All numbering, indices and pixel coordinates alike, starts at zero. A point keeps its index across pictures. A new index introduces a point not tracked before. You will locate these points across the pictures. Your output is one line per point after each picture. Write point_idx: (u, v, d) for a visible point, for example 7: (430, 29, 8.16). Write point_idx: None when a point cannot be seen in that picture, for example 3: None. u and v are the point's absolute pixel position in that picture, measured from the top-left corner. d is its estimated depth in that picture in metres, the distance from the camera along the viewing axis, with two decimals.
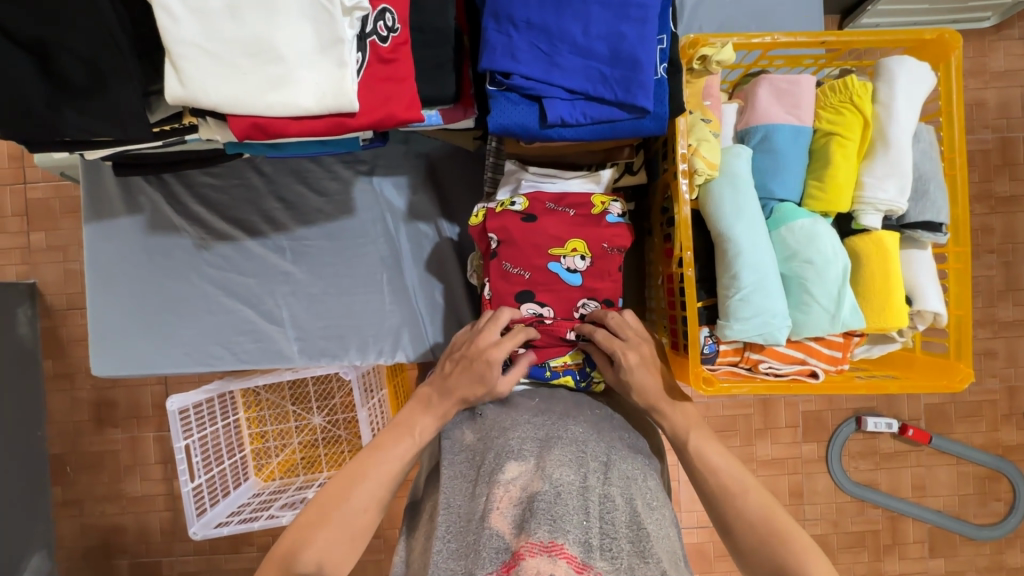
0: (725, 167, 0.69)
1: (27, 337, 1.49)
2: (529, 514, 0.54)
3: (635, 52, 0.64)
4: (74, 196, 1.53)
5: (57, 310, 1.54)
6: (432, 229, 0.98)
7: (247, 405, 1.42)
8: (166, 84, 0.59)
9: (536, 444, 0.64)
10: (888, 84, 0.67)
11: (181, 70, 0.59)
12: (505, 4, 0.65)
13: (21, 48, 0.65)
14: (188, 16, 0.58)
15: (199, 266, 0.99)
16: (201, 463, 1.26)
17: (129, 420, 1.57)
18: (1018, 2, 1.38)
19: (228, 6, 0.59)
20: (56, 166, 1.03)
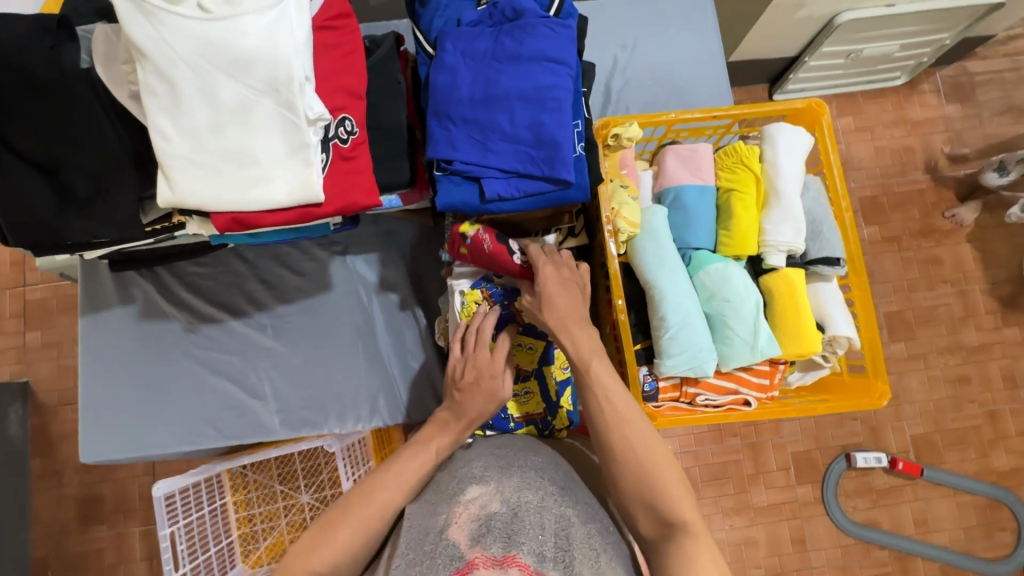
0: (646, 224, 0.79)
1: (16, 437, 1.53)
2: (485, 529, 0.58)
3: (554, 135, 0.75)
4: (70, 294, 1.62)
5: (48, 407, 1.58)
6: (402, 298, 1.07)
7: (234, 487, 1.43)
8: (158, 190, 0.70)
9: (497, 470, 0.69)
10: (772, 145, 0.79)
11: (172, 179, 0.70)
12: (443, 105, 0.78)
13: (33, 169, 0.76)
14: (177, 134, 0.70)
15: (186, 349, 1.06)
16: (186, 551, 1.26)
17: (116, 515, 1.56)
18: (920, 61, 1.60)
19: (211, 125, 0.70)
20: (54, 268, 1.12)
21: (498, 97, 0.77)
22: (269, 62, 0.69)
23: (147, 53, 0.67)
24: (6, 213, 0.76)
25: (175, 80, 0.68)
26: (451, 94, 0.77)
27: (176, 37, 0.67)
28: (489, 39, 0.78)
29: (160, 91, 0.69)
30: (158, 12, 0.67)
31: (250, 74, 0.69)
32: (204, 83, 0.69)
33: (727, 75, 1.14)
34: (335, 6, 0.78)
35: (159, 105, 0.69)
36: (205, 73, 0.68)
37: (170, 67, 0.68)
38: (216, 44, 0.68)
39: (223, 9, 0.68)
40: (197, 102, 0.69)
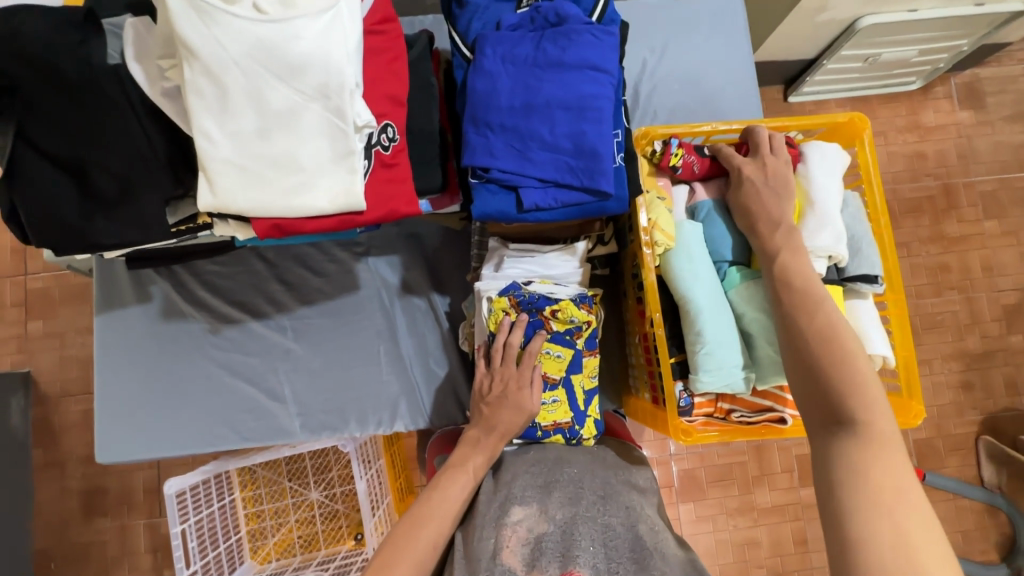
0: (681, 241, 0.79)
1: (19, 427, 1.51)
2: (537, 551, 0.63)
3: (595, 146, 0.74)
4: (74, 284, 1.60)
5: (51, 397, 1.56)
6: (425, 302, 1.06)
7: (242, 484, 1.43)
8: (199, 194, 0.68)
9: (537, 488, 0.70)
10: (808, 161, 0.79)
11: (214, 182, 0.68)
12: (481, 111, 0.76)
13: (58, 168, 0.74)
14: (222, 137, 0.68)
15: (204, 350, 1.04)
16: (198, 548, 1.24)
17: (120, 507, 1.55)
18: (937, 66, 1.59)
19: (258, 128, 0.68)
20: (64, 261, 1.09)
21: (538, 105, 0.75)
22: (321, 67, 0.67)
23: (197, 52, 0.65)
24: (30, 214, 0.74)
25: (223, 80, 0.66)
26: (491, 100, 0.76)
27: (228, 38, 0.65)
28: (530, 45, 0.76)
29: (206, 90, 0.67)
30: (211, 10, 0.65)
31: (301, 79, 0.68)
32: (253, 84, 0.67)
33: (755, 81, 1.13)
34: (380, 10, 0.76)
35: (204, 106, 0.67)
36: (255, 75, 0.67)
37: (219, 67, 0.66)
38: (268, 46, 0.66)
39: (277, 11, 0.67)
40: (244, 104, 0.67)
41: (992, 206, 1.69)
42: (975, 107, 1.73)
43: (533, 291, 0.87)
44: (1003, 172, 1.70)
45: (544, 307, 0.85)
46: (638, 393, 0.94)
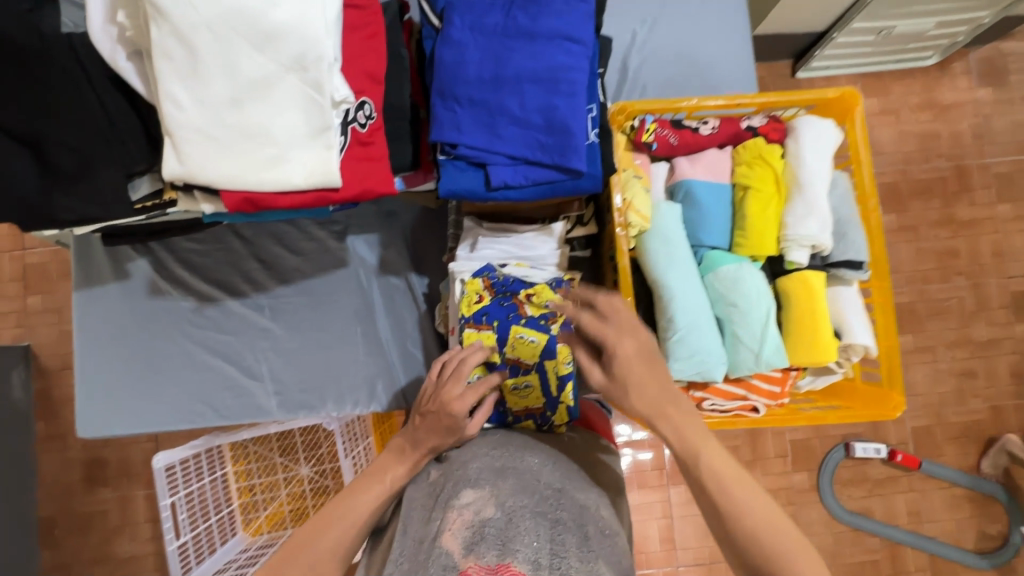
0: (656, 222, 0.75)
1: (22, 400, 1.55)
2: (478, 536, 0.58)
3: (567, 121, 0.71)
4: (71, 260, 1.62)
5: (51, 370, 1.59)
6: (403, 282, 1.04)
7: (235, 458, 1.46)
8: (165, 162, 0.65)
9: (493, 473, 0.68)
10: (795, 138, 0.75)
11: (183, 151, 0.65)
12: (449, 85, 0.73)
13: (16, 141, 0.72)
14: (190, 104, 0.65)
15: (182, 327, 1.04)
16: (188, 520, 1.27)
17: (120, 479, 1.59)
18: (955, 41, 1.50)
19: (230, 97, 0.65)
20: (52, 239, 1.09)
21: (507, 78, 0.72)
22: (299, 36, 0.65)
23: (168, 13, 0.62)
24: None
25: (194, 43, 0.63)
26: (458, 72, 0.72)
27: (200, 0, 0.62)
28: (500, 14, 0.72)
29: (175, 52, 0.63)
30: None
31: (277, 48, 0.65)
32: (226, 50, 0.64)
33: (751, 56, 1.08)
34: None
35: (172, 70, 0.64)
36: (228, 42, 0.64)
37: (189, 30, 0.63)
38: (243, 11, 0.63)
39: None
40: (217, 70, 0.64)
41: (1006, 188, 1.62)
42: (994, 83, 1.64)
43: (508, 274, 0.86)
44: (1020, 153, 1.62)
45: (519, 291, 0.84)
46: None
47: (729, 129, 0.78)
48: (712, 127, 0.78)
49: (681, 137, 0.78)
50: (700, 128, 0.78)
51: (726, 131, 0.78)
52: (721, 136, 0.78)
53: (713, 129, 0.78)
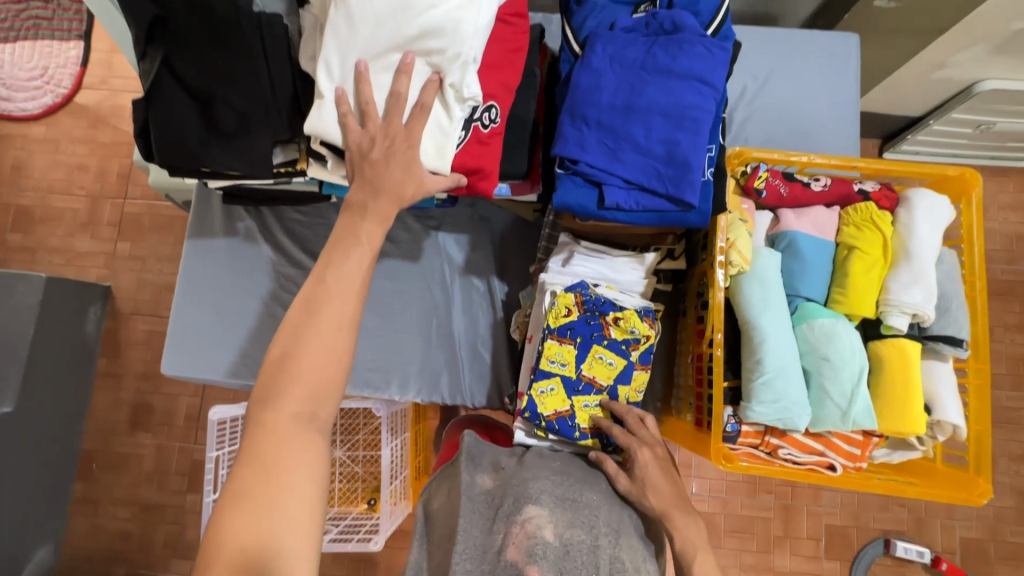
0: (757, 265, 0.77)
1: (92, 334, 1.73)
2: (542, 554, 0.60)
3: (688, 155, 0.75)
4: (163, 216, 1.84)
5: (123, 313, 1.79)
6: (484, 285, 1.09)
7: None
8: (312, 124, 0.73)
9: (554, 498, 0.70)
10: (908, 208, 0.76)
11: (321, 113, 0.73)
12: (581, 106, 0.78)
13: (188, 94, 0.81)
14: (341, 72, 0.72)
15: (274, 290, 1.11)
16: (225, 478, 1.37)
17: (161, 426, 1.74)
18: None
19: (375, 75, 0.73)
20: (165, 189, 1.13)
21: (639, 107, 0.76)
22: (445, 35, 0.71)
23: None
24: (162, 143, 0.82)
25: (360, 24, 0.70)
26: (592, 96, 0.78)
27: None
28: (641, 48, 0.77)
29: (342, 27, 0.71)
30: None
31: (426, 42, 0.72)
32: (383, 35, 0.71)
33: (858, 128, 1.10)
34: (516, 4, 0.80)
35: (334, 42, 0.71)
36: (387, 27, 0.70)
37: (359, 11, 0.70)
38: (408, 4, 0.70)
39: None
40: (371, 50, 0.71)
41: None
42: None
43: (600, 293, 0.88)
44: None
45: (608, 312, 0.87)
46: (679, 413, 0.94)
47: (841, 190, 0.79)
48: (824, 185, 0.80)
49: (790, 189, 0.80)
50: (811, 184, 0.81)
51: (837, 191, 0.79)
52: (831, 195, 0.80)
53: (824, 187, 0.80)
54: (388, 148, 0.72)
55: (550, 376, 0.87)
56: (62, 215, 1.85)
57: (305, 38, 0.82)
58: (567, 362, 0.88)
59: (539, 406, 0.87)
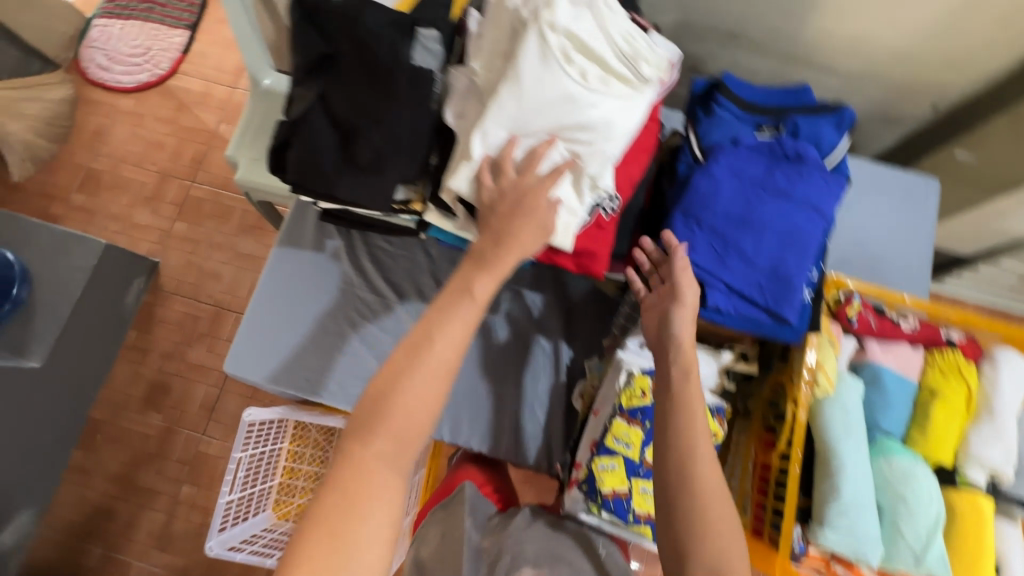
0: (840, 391, 0.80)
1: (131, 306, 1.77)
2: None
3: (791, 276, 0.79)
4: None
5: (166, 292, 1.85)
6: (550, 346, 1.11)
7: (292, 437, 1.57)
8: (455, 181, 0.80)
9: (547, 558, 0.86)
10: (995, 364, 0.79)
11: (467, 177, 0.80)
12: (697, 208, 0.82)
13: (333, 125, 0.87)
14: (495, 143, 0.79)
15: (347, 310, 1.14)
16: (241, 480, 1.41)
17: None
18: None
19: (524, 153, 0.79)
20: (249, 187, 1.47)
21: (752, 221, 0.81)
22: (596, 132, 0.78)
23: (520, 78, 0.76)
24: (299, 162, 0.87)
25: (524, 107, 0.77)
26: (710, 202, 0.82)
27: (548, 79, 0.76)
28: (762, 168, 0.82)
29: (506, 105, 0.77)
30: (551, 55, 0.76)
31: (579, 134, 0.78)
32: (542, 119, 0.77)
33: (931, 268, 1.14)
34: (654, 110, 0.89)
35: (496, 115, 0.78)
36: (549, 115, 0.77)
37: (527, 94, 0.77)
38: (573, 100, 0.77)
39: (595, 81, 0.78)
40: (526, 130, 0.78)
41: None
42: None
43: None
44: None
45: None
46: None
47: (929, 333, 0.83)
48: (912, 325, 0.83)
49: (880, 323, 0.83)
50: (900, 322, 0.84)
51: (925, 334, 0.83)
52: (919, 336, 0.83)
53: (913, 327, 0.83)
54: (514, 204, 0.75)
55: (613, 454, 0.89)
56: (163, 198, 2.15)
57: (454, 96, 0.87)
58: (631, 444, 0.89)
59: (598, 482, 0.89)
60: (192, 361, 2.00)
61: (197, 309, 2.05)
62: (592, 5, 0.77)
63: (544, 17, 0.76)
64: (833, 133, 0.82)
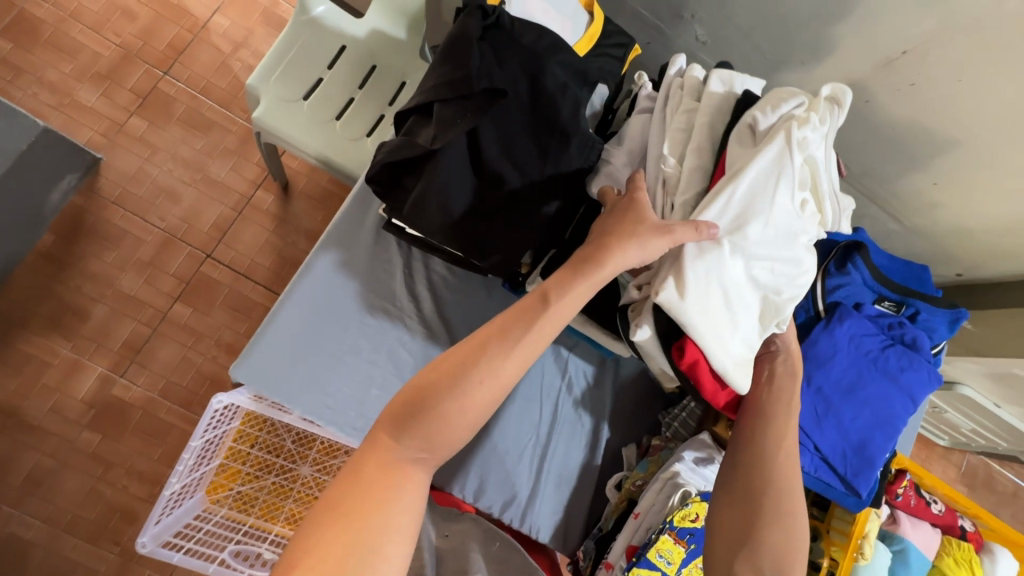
0: (874, 560, 0.92)
1: (53, 205, 1.48)
2: None
3: (875, 454, 0.83)
4: (215, 133, 1.64)
5: (102, 200, 1.55)
6: (589, 423, 1.09)
7: (246, 417, 1.31)
8: (670, 285, 0.68)
9: None
10: (992, 560, 1.01)
11: (682, 284, 0.68)
12: (810, 367, 0.83)
13: (472, 170, 0.74)
14: (719, 252, 0.69)
15: (389, 334, 1.02)
16: (185, 467, 1.18)
17: (88, 342, 1.50)
18: (968, 442, 1.82)
19: (739, 269, 0.70)
20: (262, 129, 1.21)
21: (857, 395, 0.83)
22: (801, 267, 0.73)
23: (750, 189, 0.70)
24: (422, 200, 0.73)
25: (750, 222, 0.70)
26: (824, 365, 0.83)
27: (779, 198, 0.71)
28: (877, 343, 0.85)
29: (731, 213, 0.70)
30: (787, 176, 0.71)
31: (791, 264, 0.72)
32: (768, 237, 0.71)
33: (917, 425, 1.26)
34: None
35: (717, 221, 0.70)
36: (772, 234, 0.71)
37: (757, 207, 0.70)
38: (793, 226, 0.72)
39: (808, 214, 0.75)
40: (748, 245, 0.70)
41: None
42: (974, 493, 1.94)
43: None
44: None
45: None
46: None
47: (948, 518, 1.04)
48: (939, 508, 1.03)
49: (915, 500, 1.02)
50: (931, 504, 1.03)
51: (948, 519, 1.03)
52: (941, 518, 1.03)
53: (941, 510, 1.03)
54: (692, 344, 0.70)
55: (652, 569, 0.86)
56: (121, 81, 1.61)
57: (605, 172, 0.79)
58: (671, 561, 0.87)
59: None
60: (124, 291, 1.53)
61: (143, 230, 1.56)
62: (828, 139, 0.76)
63: (793, 133, 0.71)
64: (945, 330, 0.88)
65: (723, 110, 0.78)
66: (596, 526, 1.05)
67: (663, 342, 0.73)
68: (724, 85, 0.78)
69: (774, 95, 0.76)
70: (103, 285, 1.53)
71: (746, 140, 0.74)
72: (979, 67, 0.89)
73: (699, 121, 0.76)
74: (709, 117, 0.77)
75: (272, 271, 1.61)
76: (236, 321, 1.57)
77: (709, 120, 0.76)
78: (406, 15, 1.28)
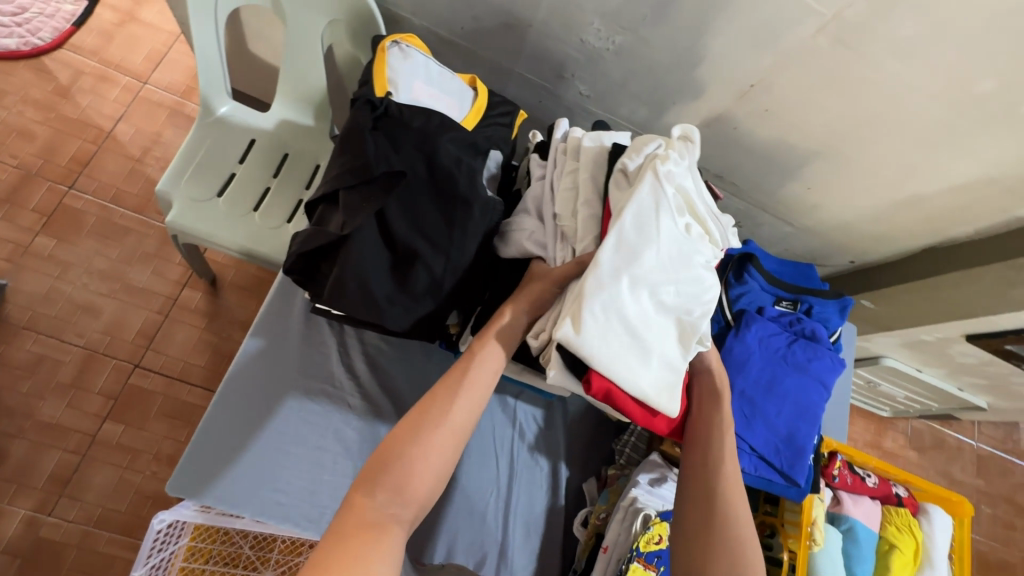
0: (827, 545, 0.97)
1: None
2: None
3: (804, 443, 0.89)
4: (131, 240, 1.60)
5: (12, 327, 1.47)
6: (547, 466, 1.11)
7: (195, 531, 1.22)
8: (565, 324, 0.71)
9: None
10: (928, 521, 1.10)
11: (579, 322, 0.72)
12: (731, 374, 0.90)
13: (386, 247, 0.78)
14: (613, 285, 0.73)
15: (334, 416, 1.01)
16: None
17: (7, 484, 1.37)
18: (905, 408, 1.96)
19: (638, 298, 0.75)
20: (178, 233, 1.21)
21: (777, 391, 0.90)
22: (702, 286, 0.78)
23: (633, 223, 0.75)
24: (342, 285, 0.75)
25: (639, 253, 0.74)
26: (743, 369, 0.90)
27: (663, 226, 0.76)
28: (783, 340, 0.93)
29: (622, 248, 0.74)
30: (664, 207, 0.77)
31: (686, 285, 0.77)
32: (661, 264, 0.75)
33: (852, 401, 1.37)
34: None
35: (608, 258, 0.74)
36: (662, 261, 0.76)
37: (642, 240, 0.75)
38: (682, 250, 0.78)
39: (694, 236, 0.81)
40: (642, 276, 0.74)
41: None
42: (926, 455, 2.06)
43: None
44: None
45: None
46: None
47: (884, 488, 1.12)
48: (875, 481, 1.11)
49: (852, 478, 1.09)
50: (867, 478, 1.11)
51: (883, 489, 1.11)
52: (878, 490, 1.11)
53: (876, 482, 1.11)
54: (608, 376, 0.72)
55: None
56: (23, 203, 1.56)
57: (516, 232, 0.87)
58: None
59: None
60: (44, 420, 1.43)
61: (61, 351, 1.48)
62: (692, 168, 0.84)
63: (658, 167, 0.78)
64: (837, 318, 0.99)
65: (598, 162, 0.86)
66: (572, 567, 1.06)
67: (581, 379, 0.76)
68: (596, 142, 0.88)
69: (637, 142, 0.85)
70: (20, 418, 1.42)
71: (621, 182, 0.81)
72: (815, 89, 1.04)
73: (581, 178, 0.84)
74: (590, 172, 0.85)
75: (208, 370, 1.55)
76: (175, 429, 1.49)
77: (590, 174, 0.85)
78: (310, 101, 1.32)
